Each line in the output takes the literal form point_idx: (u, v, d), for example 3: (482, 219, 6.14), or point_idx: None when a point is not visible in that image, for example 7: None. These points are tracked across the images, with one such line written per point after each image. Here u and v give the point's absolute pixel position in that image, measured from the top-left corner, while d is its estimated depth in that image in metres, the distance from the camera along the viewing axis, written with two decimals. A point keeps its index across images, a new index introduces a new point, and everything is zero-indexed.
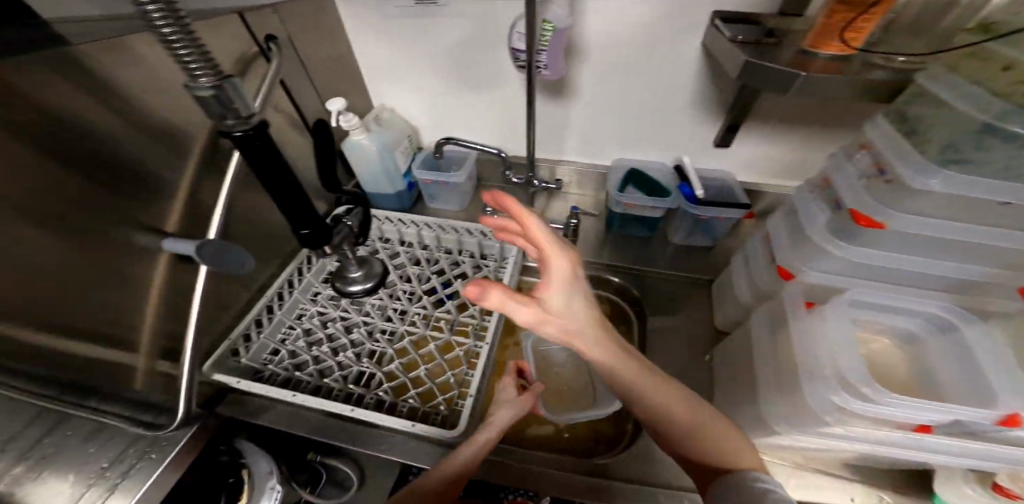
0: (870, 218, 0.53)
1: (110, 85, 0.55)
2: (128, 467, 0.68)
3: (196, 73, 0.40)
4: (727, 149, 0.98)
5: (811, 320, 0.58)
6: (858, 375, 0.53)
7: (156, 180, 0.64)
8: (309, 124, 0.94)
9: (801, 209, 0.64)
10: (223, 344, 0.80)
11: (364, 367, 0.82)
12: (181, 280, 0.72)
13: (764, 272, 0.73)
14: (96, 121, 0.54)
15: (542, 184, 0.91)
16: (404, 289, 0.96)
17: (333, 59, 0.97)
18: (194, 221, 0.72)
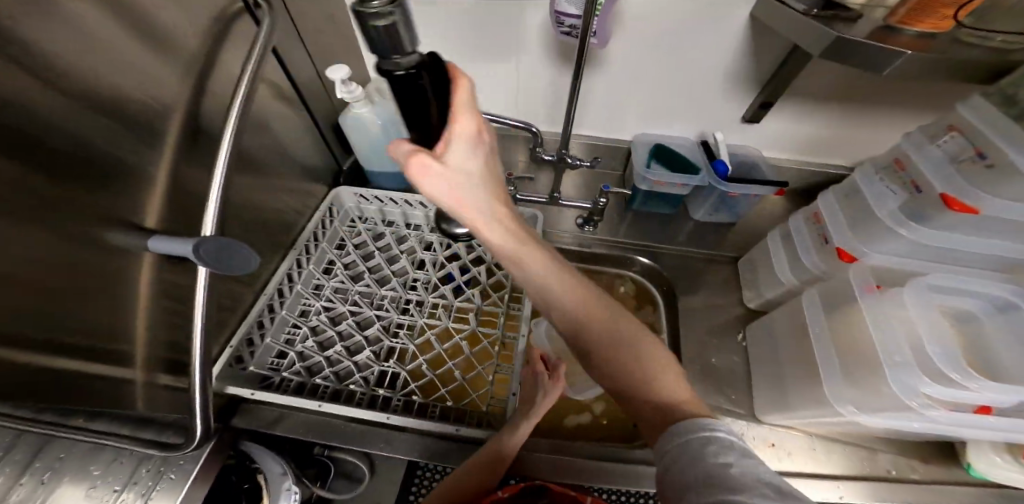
0: (961, 202, 0.47)
1: (59, 59, 0.40)
2: (145, 490, 0.61)
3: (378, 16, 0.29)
4: (755, 125, 0.93)
5: (886, 305, 0.55)
6: (944, 359, 0.50)
7: (138, 173, 0.52)
8: (302, 96, 0.84)
9: (869, 191, 0.59)
10: (225, 351, 0.71)
11: (387, 367, 0.76)
12: (172, 286, 0.61)
13: (814, 252, 0.70)
14: (53, 105, 0.41)
15: (576, 162, 0.83)
16: (417, 277, 0.89)
17: (324, 20, 0.84)
18: (190, 213, 0.62)
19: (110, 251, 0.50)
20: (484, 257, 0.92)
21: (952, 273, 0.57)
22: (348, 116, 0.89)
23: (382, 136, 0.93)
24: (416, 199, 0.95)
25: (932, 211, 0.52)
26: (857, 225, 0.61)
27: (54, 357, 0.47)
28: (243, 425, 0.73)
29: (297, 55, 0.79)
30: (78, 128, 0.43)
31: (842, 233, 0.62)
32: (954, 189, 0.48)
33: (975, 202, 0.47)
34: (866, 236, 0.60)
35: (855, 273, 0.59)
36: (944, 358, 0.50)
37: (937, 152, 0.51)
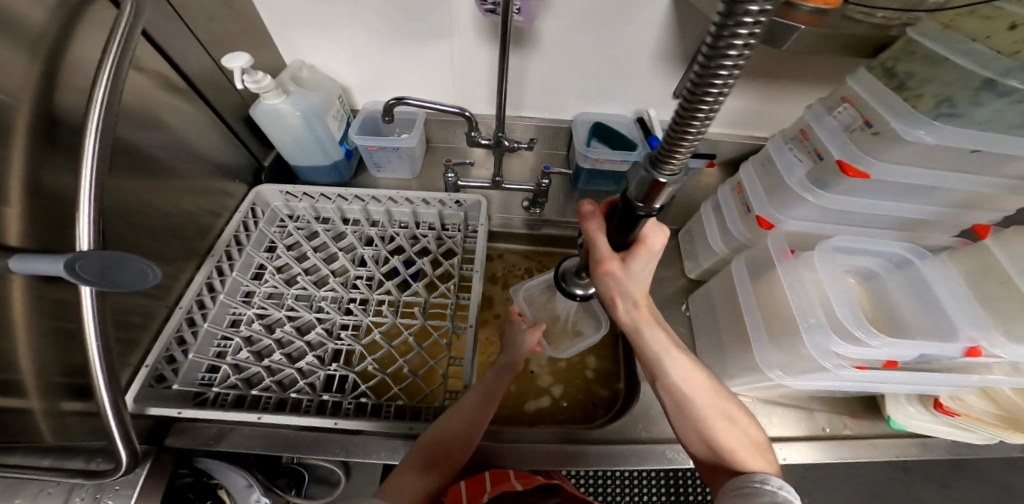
0: (857, 170, 0.51)
1: None
2: None
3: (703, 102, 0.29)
4: None
5: (799, 268, 0.59)
6: (851, 319, 0.54)
7: None
8: (197, 89, 0.76)
9: (781, 161, 0.63)
10: (141, 372, 0.65)
11: (332, 371, 0.73)
12: (59, 304, 0.55)
13: (738, 221, 0.74)
14: None
15: (515, 144, 0.81)
16: (359, 275, 0.86)
17: (221, 4, 0.76)
18: (55, 223, 0.55)
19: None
20: (429, 249, 0.89)
21: (857, 232, 0.64)
22: (262, 108, 0.82)
23: (304, 127, 0.87)
24: (352, 194, 0.90)
25: (834, 178, 0.56)
26: (772, 194, 0.65)
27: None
28: (180, 445, 0.66)
29: (186, 41, 0.71)
30: None
31: (762, 206, 0.66)
32: (854, 156, 0.52)
33: (867, 167, 0.51)
34: (780, 204, 0.64)
35: (772, 240, 0.63)
36: (847, 315, 0.53)
37: (836, 123, 0.55)
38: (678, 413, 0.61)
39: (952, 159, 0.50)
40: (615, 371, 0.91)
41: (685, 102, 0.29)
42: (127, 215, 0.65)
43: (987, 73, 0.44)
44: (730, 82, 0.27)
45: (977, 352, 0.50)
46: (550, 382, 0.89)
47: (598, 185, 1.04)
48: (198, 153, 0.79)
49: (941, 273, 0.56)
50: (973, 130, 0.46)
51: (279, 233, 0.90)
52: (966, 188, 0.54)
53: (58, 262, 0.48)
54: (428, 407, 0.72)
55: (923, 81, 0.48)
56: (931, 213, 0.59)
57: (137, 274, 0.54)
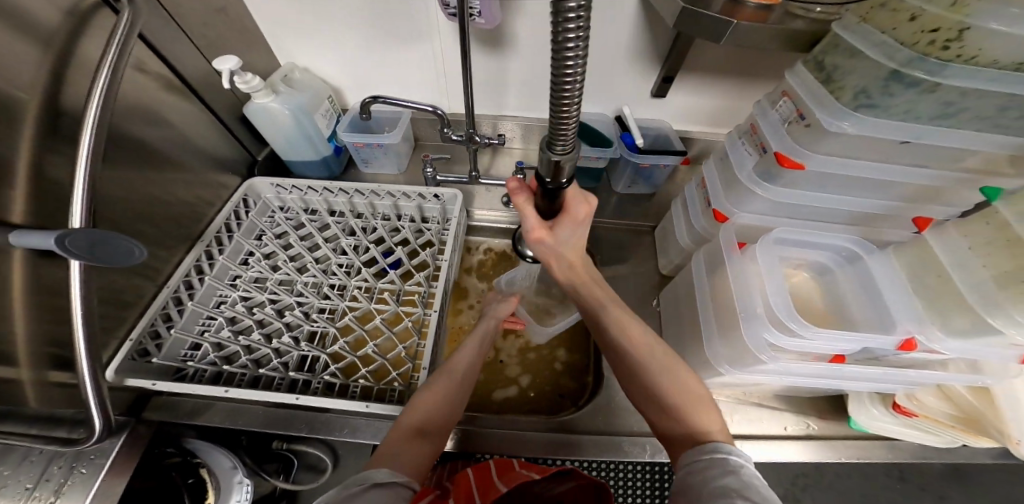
0: (792, 160, 0.56)
1: None
2: (59, 486, 0.61)
3: (567, 59, 0.37)
4: (663, 100, 0.96)
5: (742, 261, 0.61)
6: (785, 310, 0.54)
7: None
8: (195, 88, 0.82)
9: (732, 155, 0.68)
10: (126, 345, 0.71)
11: (304, 351, 0.77)
12: (54, 278, 0.62)
13: (699, 215, 0.76)
14: None
15: (486, 140, 0.85)
16: (338, 263, 0.90)
17: (217, 11, 0.83)
18: (56, 204, 0.62)
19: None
20: (407, 239, 0.93)
21: (800, 228, 0.67)
22: (253, 107, 0.87)
23: (292, 125, 0.91)
24: (336, 187, 0.94)
25: (776, 172, 0.60)
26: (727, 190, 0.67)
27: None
28: (158, 418, 0.73)
29: (182, 44, 0.78)
30: None
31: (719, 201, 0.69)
32: (791, 149, 0.57)
33: (803, 157, 0.56)
34: (732, 199, 0.68)
35: (721, 232, 0.66)
36: (782, 310, 0.54)
37: (775, 119, 0.60)
38: (640, 378, 0.61)
39: (879, 148, 0.54)
40: (584, 365, 0.93)
41: (555, 77, 0.39)
42: (120, 202, 0.71)
43: (894, 64, 0.47)
44: (583, 51, 0.36)
45: (910, 345, 0.54)
46: (518, 373, 0.91)
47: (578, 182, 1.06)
48: (193, 148, 0.85)
49: (884, 267, 0.61)
50: (894, 120, 0.51)
51: (268, 223, 0.95)
52: (901, 181, 0.57)
53: (51, 237, 0.53)
54: (391, 390, 0.76)
55: (846, 71, 0.52)
56: (876, 205, 0.63)
57: (124, 253, 0.60)
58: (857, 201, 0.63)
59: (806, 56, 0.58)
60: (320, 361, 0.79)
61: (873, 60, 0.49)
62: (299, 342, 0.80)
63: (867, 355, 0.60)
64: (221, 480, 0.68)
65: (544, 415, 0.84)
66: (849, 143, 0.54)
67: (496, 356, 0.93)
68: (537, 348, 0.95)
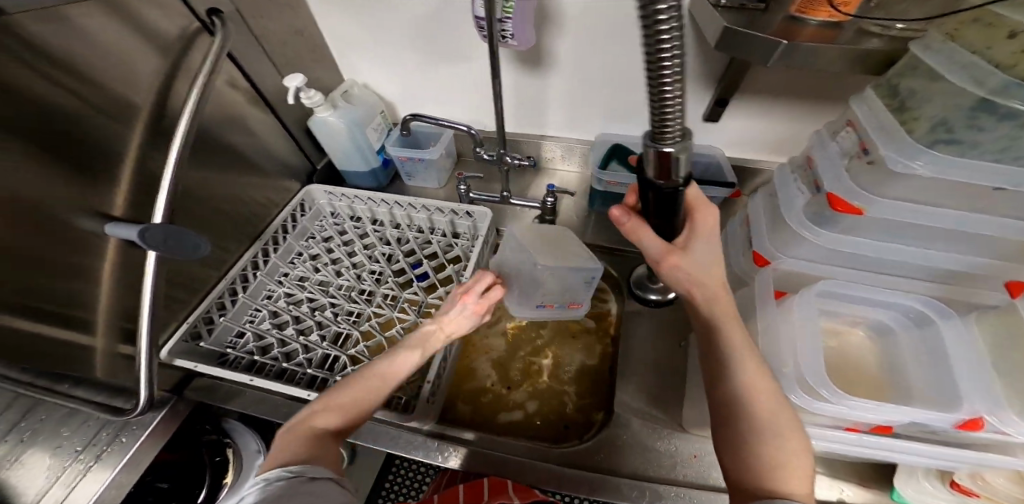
0: (846, 203, 0.50)
1: (46, 52, 0.52)
2: (99, 452, 0.68)
3: (664, 66, 0.34)
4: (718, 124, 0.88)
5: (778, 314, 0.58)
6: (817, 374, 0.52)
7: (105, 152, 0.62)
8: (271, 101, 0.92)
9: (780, 193, 0.61)
10: (183, 328, 0.79)
11: (328, 350, 0.81)
12: (135, 263, 0.71)
13: (742, 255, 0.69)
14: (35, 93, 0.52)
15: (517, 161, 0.83)
16: (371, 269, 0.94)
17: (294, 31, 0.92)
18: (150, 197, 0.72)
19: (58, 229, 0.58)
20: (437, 253, 0.94)
21: (853, 281, 0.61)
22: (314, 120, 0.94)
23: (346, 138, 0.98)
24: (380, 197, 0.99)
25: (833, 213, 0.54)
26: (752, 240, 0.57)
27: (11, 315, 0.55)
28: (197, 398, 0.79)
29: (263, 62, 0.87)
30: (42, 111, 0.53)
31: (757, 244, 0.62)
32: (847, 190, 0.51)
33: (863, 200, 0.50)
34: (778, 241, 0.61)
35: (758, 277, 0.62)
36: (813, 375, 0.51)
37: (834, 155, 0.54)
38: (722, 416, 0.49)
39: (959, 193, 0.46)
40: (598, 401, 0.87)
41: (653, 78, 0.36)
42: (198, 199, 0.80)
43: (983, 91, 0.39)
44: (680, 44, 0.33)
45: (975, 426, 0.47)
46: (524, 397, 0.88)
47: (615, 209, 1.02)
48: (263, 155, 0.94)
49: (961, 340, 0.54)
50: (982, 160, 0.43)
51: (319, 227, 1.02)
52: (990, 232, 0.48)
53: (134, 230, 0.61)
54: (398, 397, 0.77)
55: (929, 101, 0.44)
56: (961, 260, 0.53)
57: (191, 244, 0.67)
58: (932, 252, 0.54)
59: (878, 81, 0.51)
60: (340, 361, 0.82)
61: (961, 87, 0.41)
62: (324, 341, 0.83)
63: (920, 429, 0.54)
64: (244, 460, 0.77)
65: (546, 443, 0.81)
66: (916, 186, 0.47)
67: (505, 380, 0.91)
68: (550, 377, 0.91)
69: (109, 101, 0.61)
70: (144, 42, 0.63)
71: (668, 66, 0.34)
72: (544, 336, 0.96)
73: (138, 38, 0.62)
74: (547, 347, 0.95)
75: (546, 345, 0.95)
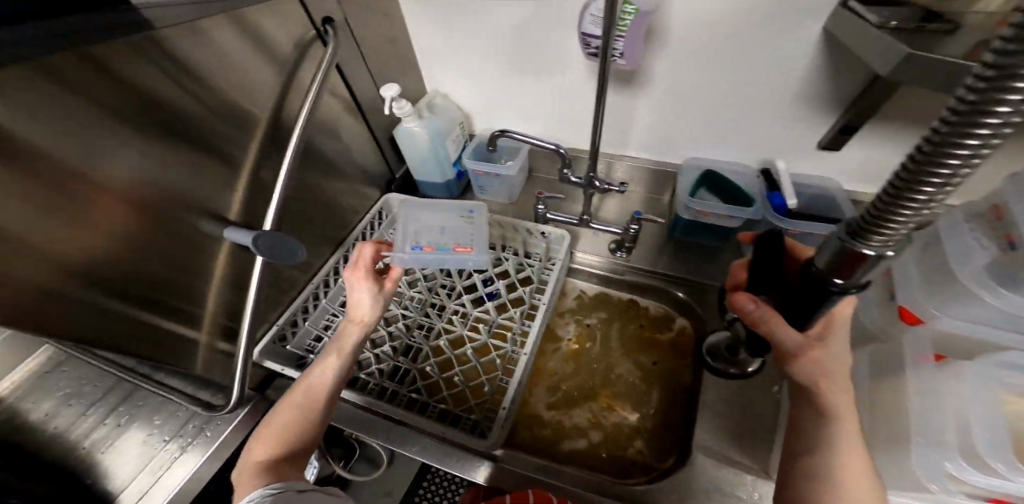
0: None
1: (189, 64, 0.55)
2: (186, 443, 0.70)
3: (955, 164, 0.24)
4: (837, 154, 0.78)
5: (941, 376, 0.53)
6: (992, 446, 0.47)
7: (224, 157, 0.65)
8: (363, 110, 0.94)
9: (947, 243, 0.54)
10: (273, 330, 0.81)
11: (400, 363, 0.80)
12: (237, 264, 0.73)
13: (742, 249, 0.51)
14: (178, 102, 0.55)
15: (605, 186, 0.78)
16: (444, 283, 0.93)
17: (388, 43, 0.94)
18: (256, 201, 0.74)
19: (185, 230, 0.61)
20: (509, 272, 0.92)
21: None
22: (399, 129, 0.95)
23: (427, 149, 0.99)
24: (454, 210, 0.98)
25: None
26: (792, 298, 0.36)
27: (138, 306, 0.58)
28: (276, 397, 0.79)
29: (360, 73, 0.89)
30: (181, 118, 0.56)
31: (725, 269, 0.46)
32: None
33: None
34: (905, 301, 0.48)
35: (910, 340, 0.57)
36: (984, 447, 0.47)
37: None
38: (789, 479, 0.51)
39: None
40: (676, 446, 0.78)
41: (916, 173, 0.25)
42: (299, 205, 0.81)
43: None
44: (990, 146, 0.23)
45: None
46: (585, 424, 0.83)
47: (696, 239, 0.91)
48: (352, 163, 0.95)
49: None
50: None
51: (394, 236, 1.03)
52: None
53: (249, 236, 0.65)
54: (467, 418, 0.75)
55: None
56: None
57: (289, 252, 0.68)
58: None
59: None
60: (410, 375, 0.81)
61: None
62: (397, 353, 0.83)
63: None
64: None
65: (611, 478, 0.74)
66: None
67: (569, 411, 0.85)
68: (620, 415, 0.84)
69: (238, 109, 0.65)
70: (268, 50, 0.67)
71: (967, 159, 0.24)
72: (612, 364, 0.90)
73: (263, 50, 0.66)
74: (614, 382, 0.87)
75: (616, 378, 0.88)
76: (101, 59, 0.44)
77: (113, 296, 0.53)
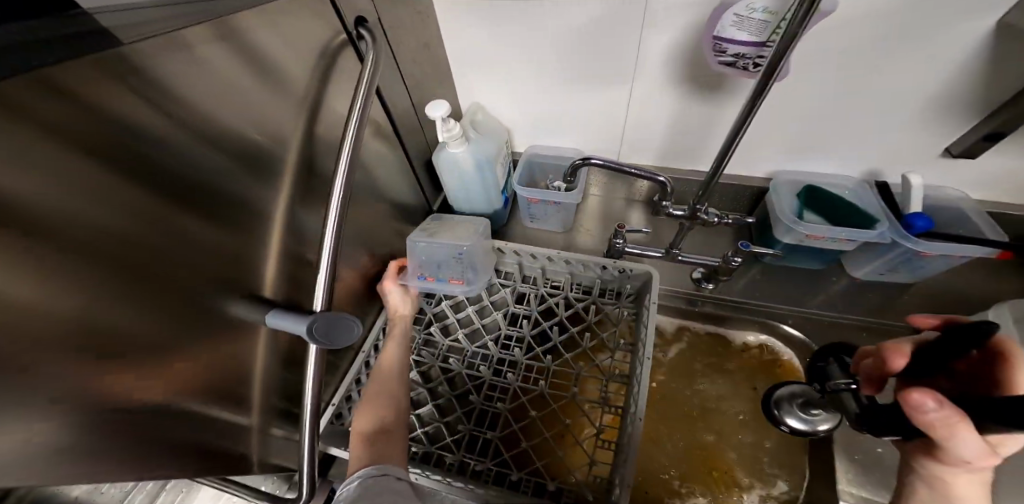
0: None
1: (179, 91, 0.35)
2: None
3: None
4: (972, 161, 0.68)
5: None
6: None
7: (250, 218, 0.47)
8: (399, 134, 0.76)
9: None
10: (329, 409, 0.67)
11: (479, 432, 0.67)
12: (276, 350, 0.56)
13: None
14: (180, 150, 0.36)
15: (711, 217, 0.68)
16: (510, 334, 0.78)
17: (422, 48, 0.76)
18: (292, 267, 0.57)
19: (216, 328, 0.44)
20: (586, 315, 0.78)
21: None
22: (443, 156, 0.80)
23: (474, 176, 0.84)
24: (510, 247, 0.81)
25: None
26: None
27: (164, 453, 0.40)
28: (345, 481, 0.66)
29: (395, 89, 0.71)
30: (190, 172, 0.38)
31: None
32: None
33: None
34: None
35: None
36: None
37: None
38: None
39: None
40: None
41: None
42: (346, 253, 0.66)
43: None
44: None
45: None
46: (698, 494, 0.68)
47: (797, 261, 0.81)
48: (394, 194, 0.80)
49: None
50: None
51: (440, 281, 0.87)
52: None
53: (304, 322, 0.50)
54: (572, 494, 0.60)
55: None
56: None
57: (343, 332, 0.52)
58: None
59: None
60: (492, 444, 0.67)
61: None
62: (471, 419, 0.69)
63: None
64: None
65: None
66: None
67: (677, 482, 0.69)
68: (741, 486, 0.68)
69: (275, 140, 0.49)
70: (293, 71, 0.49)
71: None
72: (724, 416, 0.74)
73: (300, 62, 0.50)
74: (724, 436, 0.72)
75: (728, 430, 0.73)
76: (94, 84, 0.28)
77: (131, 446, 0.36)
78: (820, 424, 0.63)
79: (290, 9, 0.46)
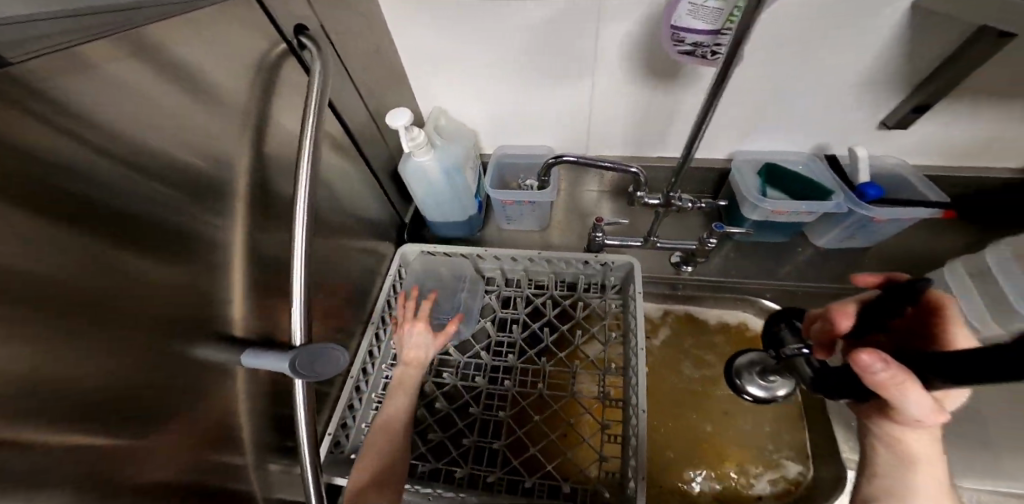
0: None
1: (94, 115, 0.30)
2: None
3: None
4: (909, 129, 0.73)
5: None
6: None
7: (205, 251, 0.43)
8: (359, 145, 0.73)
9: None
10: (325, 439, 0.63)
11: (484, 444, 0.65)
12: (256, 391, 0.52)
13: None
14: (110, 183, 0.32)
15: (685, 204, 0.70)
16: (501, 340, 0.77)
17: (373, 53, 0.73)
18: (261, 299, 0.53)
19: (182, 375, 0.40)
20: (575, 312, 0.78)
21: None
22: (408, 166, 0.77)
23: (443, 183, 0.82)
24: (491, 252, 0.79)
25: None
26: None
27: None
28: None
29: (348, 98, 0.68)
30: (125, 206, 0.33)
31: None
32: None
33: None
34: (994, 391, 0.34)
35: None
36: None
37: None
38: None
39: None
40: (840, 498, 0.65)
41: None
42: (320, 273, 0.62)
43: None
44: None
45: None
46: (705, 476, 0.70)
47: (767, 237, 0.84)
48: (360, 208, 0.76)
49: None
50: None
51: None
52: None
53: (284, 358, 0.46)
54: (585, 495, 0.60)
55: None
56: None
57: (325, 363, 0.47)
58: None
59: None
60: (498, 453, 0.66)
61: None
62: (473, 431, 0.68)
63: None
64: None
65: None
66: None
67: (686, 470, 0.70)
68: (749, 474, 0.70)
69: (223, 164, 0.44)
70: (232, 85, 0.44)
71: None
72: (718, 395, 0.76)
73: (243, 71, 0.46)
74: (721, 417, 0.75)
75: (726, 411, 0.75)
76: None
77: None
78: (777, 389, 0.74)
79: (222, 16, 0.42)
